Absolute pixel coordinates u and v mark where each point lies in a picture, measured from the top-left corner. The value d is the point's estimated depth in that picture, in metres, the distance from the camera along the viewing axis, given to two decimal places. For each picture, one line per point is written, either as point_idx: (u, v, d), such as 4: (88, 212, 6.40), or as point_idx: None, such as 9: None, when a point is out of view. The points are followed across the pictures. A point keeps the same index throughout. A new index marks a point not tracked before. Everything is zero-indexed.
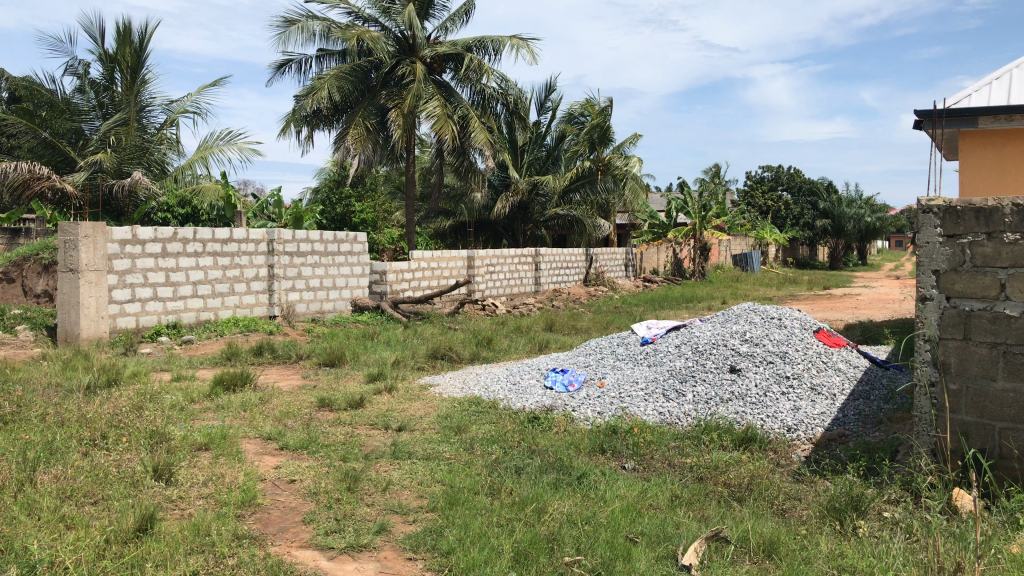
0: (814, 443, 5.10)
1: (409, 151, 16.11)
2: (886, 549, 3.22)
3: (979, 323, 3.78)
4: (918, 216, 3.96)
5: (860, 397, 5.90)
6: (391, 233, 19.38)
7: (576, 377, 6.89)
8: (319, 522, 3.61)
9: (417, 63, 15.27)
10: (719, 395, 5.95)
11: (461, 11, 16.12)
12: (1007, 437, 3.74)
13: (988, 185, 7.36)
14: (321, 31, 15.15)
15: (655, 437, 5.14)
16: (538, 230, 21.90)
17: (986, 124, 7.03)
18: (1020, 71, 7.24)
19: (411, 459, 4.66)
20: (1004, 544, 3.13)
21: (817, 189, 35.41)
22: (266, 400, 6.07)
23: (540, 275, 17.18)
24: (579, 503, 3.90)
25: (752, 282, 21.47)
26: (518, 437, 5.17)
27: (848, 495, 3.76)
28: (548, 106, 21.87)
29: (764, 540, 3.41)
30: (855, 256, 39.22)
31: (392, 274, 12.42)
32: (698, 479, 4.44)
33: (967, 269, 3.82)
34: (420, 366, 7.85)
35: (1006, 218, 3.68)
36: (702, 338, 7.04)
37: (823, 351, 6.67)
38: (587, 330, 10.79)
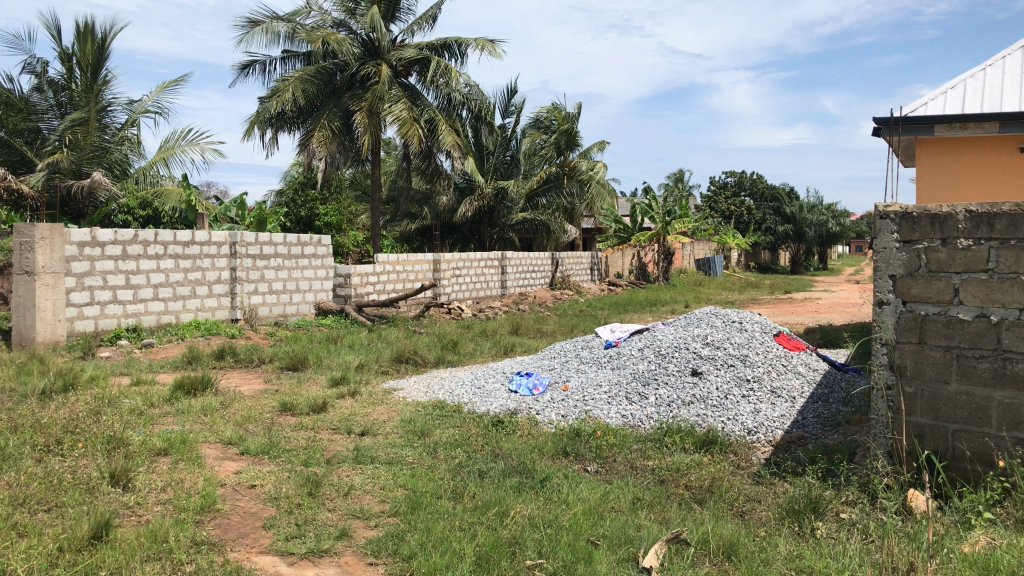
0: (773, 446, 5.16)
1: (375, 153, 16.05)
2: (842, 550, 3.27)
3: (934, 327, 3.86)
4: (875, 222, 4.03)
5: (818, 399, 5.99)
6: (357, 235, 19.30)
7: (540, 381, 6.90)
8: (279, 527, 3.58)
9: (382, 65, 15.21)
10: (681, 398, 6.00)
11: (427, 14, 16.11)
12: (960, 438, 3.82)
13: (942, 193, 7.53)
14: (286, 32, 15.05)
15: (618, 440, 5.17)
16: (505, 233, 21.92)
17: (942, 132, 7.23)
18: (974, 80, 7.41)
19: (374, 464, 4.64)
20: (956, 544, 3.18)
21: (779, 195, 35.97)
22: (227, 404, 6.01)
23: (506, 278, 17.18)
24: (542, 506, 3.91)
25: (716, 286, 21.67)
26: (481, 441, 5.17)
27: (807, 497, 3.82)
28: (513, 110, 21.92)
29: (724, 542, 3.45)
30: (817, 261, 39.82)
31: (357, 277, 12.36)
32: (659, 481, 4.48)
33: (922, 274, 3.89)
34: (384, 370, 7.82)
35: (960, 225, 3.76)
36: (665, 341, 7.10)
37: (783, 355, 6.77)
38: (553, 333, 10.82)
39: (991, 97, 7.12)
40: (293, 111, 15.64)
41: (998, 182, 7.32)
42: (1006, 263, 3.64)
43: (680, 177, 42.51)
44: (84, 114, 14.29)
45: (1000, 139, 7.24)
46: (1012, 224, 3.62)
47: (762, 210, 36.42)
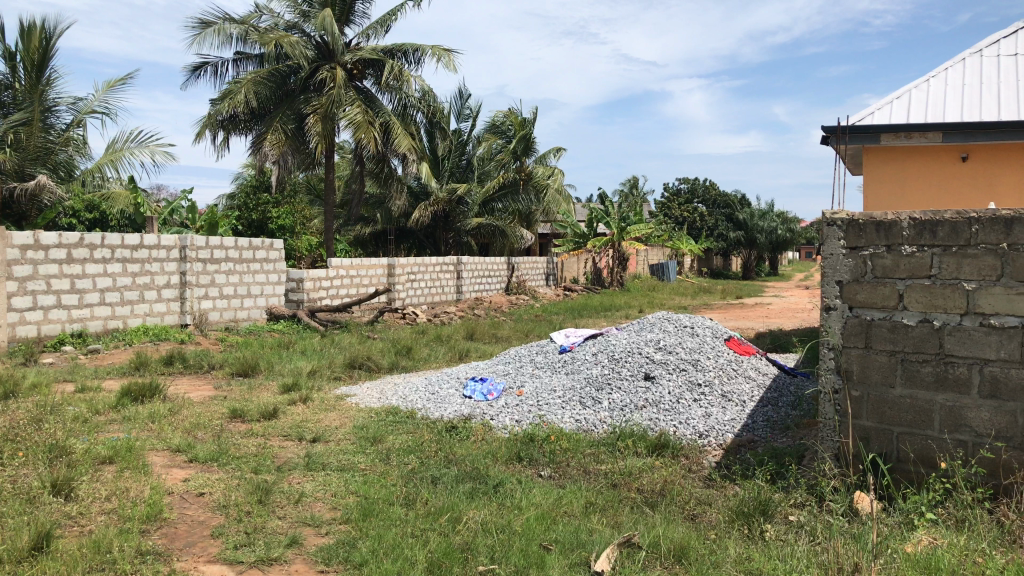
0: (724, 449, 5.23)
1: (329, 156, 15.92)
2: (790, 552, 3.31)
3: (880, 332, 3.94)
4: (823, 229, 4.10)
5: (768, 404, 6.08)
6: (311, 240, 19.12)
7: (494, 386, 6.90)
8: (228, 536, 3.53)
9: (337, 68, 15.11)
10: (634, 403, 6.04)
11: (382, 19, 16.05)
12: (904, 441, 3.90)
13: (888, 201, 7.66)
14: (239, 34, 14.87)
15: (572, 444, 5.19)
16: (461, 237, 21.88)
17: (888, 141, 7.39)
18: (919, 91, 7.60)
19: (325, 471, 4.60)
20: (899, 544, 3.25)
21: (731, 202, 36.63)
22: (175, 411, 5.91)
23: (462, 283, 17.16)
24: (495, 512, 3.91)
25: (669, 291, 21.88)
26: (435, 446, 5.16)
27: (756, 500, 3.88)
28: (468, 114, 21.92)
29: (675, 545, 3.47)
30: (768, 267, 40.43)
31: (309, 282, 12.22)
32: (612, 485, 4.50)
33: (868, 280, 3.97)
34: (337, 376, 7.76)
35: (904, 232, 3.84)
36: (618, 346, 7.15)
37: (734, 359, 6.87)
38: (508, 338, 10.83)
39: (935, 108, 7.31)
40: (246, 113, 15.47)
41: (942, 190, 7.50)
42: (948, 269, 3.73)
43: (635, 183, 42.90)
44: (28, 114, 13.92)
45: (944, 149, 7.43)
46: (953, 231, 3.71)
47: (715, 217, 37.09)
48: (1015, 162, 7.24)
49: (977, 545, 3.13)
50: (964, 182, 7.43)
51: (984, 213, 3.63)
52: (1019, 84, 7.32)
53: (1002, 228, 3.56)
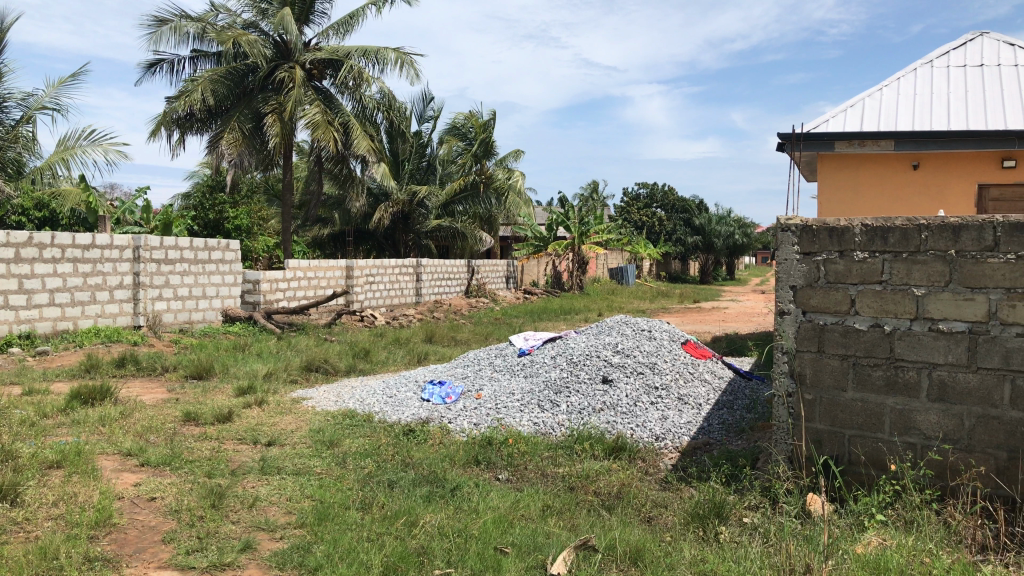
0: (680, 451, 5.28)
1: (287, 157, 15.76)
2: (744, 554, 3.35)
3: (832, 336, 4.01)
4: (777, 234, 4.16)
5: (724, 407, 6.16)
6: (268, 241, 18.91)
7: (453, 390, 6.88)
8: (179, 541, 3.47)
9: (296, 68, 14.97)
10: (592, 406, 6.07)
11: (343, 20, 15.94)
12: (855, 443, 3.97)
13: (841, 207, 7.77)
14: (196, 32, 14.67)
15: (529, 447, 5.19)
16: (421, 240, 21.81)
17: (842, 149, 7.53)
18: (872, 100, 7.75)
19: (280, 474, 4.54)
20: (850, 545, 3.30)
21: (689, 207, 37.05)
22: (127, 414, 5.79)
23: (421, 285, 17.09)
24: (452, 515, 3.90)
25: (628, 295, 22.00)
26: (392, 450, 5.12)
27: (711, 502, 3.91)
28: (429, 116, 21.87)
29: (631, 547, 3.49)
30: (726, 271, 40.89)
31: (266, 283, 12.10)
32: (569, 488, 4.52)
33: (821, 285, 4.03)
34: (293, 378, 7.67)
35: (856, 238, 3.91)
36: (577, 349, 7.18)
37: (690, 362, 6.93)
38: (467, 341, 10.81)
39: (888, 117, 7.48)
40: (202, 113, 15.25)
41: (894, 197, 7.63)
42: (898, 275, 3.80)
43: (596, 188, 43.12)
44: None
45: (896, 157, 7.58)
46: (904, 238, 3.78)
47: (674, 221, 37.48)
48: (964, 171, 7.42)
49: (925, 545, 3.19)
50: (915, 190, 7.58)
51: (934, 220, 3.71)
52: (969, 94, 7.51)
53: (950, 234, 3.65)
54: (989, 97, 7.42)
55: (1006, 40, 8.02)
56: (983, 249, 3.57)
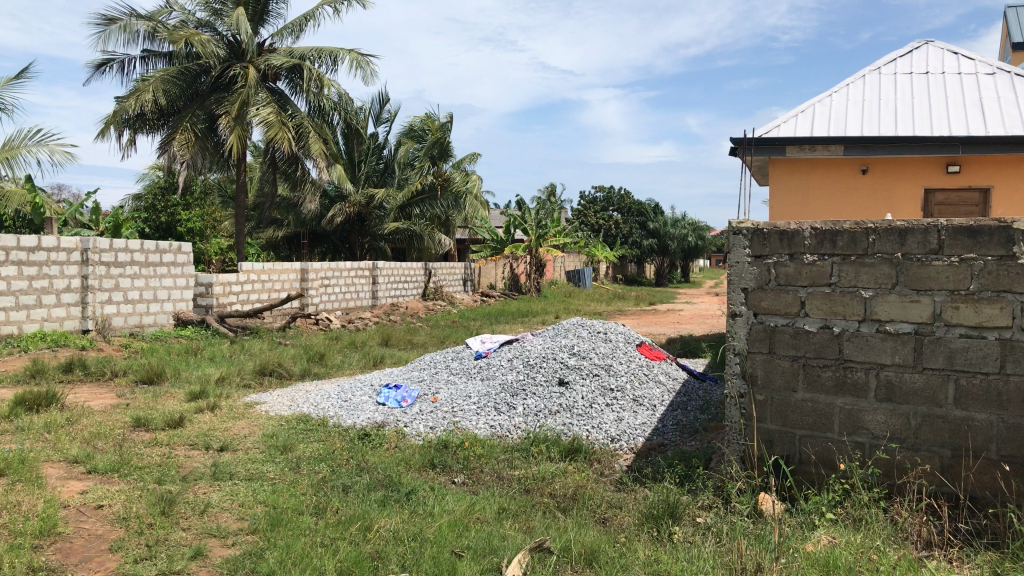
0: (635, 452, 5.33)
1: (241, 159, 15.57)
2: (697, 554, 3.37)
3: (783, 338, 4.07)
4: (728, 238, 4.21)
5: (678, 408, 6.23)
6: (221, 243, 18.65)
7: (409, 393, 6.85)
8: (128, 549, 3.40)
9: (249, 68, 14.81)
10: (548, 408, 6.08)
11: (298, 20, 15.81)
12: (806, 443, 4.03)
13: (793, 211, 7.88)
14: (147, 31, 14.43)
15: (486, 450, 5.19)
16: (377, 243, 21.69)
17: (794, 153, 7.65)
18: (822, 105, 7.90)
19: (232, 480, 4.48)
20: (800, 544, 3.34)
21: (645, 210, 37.43)
22: (73, 421, 5.67)
23: (377, 288, 17.00)
24: (407, 519, 3.88)
25: (585, 298, 22.12)
26: (347, 454, 5.09)
27: (665, 503, 3.95)
28: (386, 118, 21.79)
29: (585, 549, 3.51)
30: (681, 273, 41.28)
31: (219, 287, 11.93)
32: (524, 490, 4.52)
33: (772, 287, 4.10)
34: (246, 383, 7.57)
35: (805, 241, 3.98)
36: (533, 352, 7.20)
37: (645, 364, 7.00)
38: (424, 344, 10.79)
39: (838, 122, 7.63)
40: (154, 113, 15.00)
41: (843, 201, 7.76)
42: (847, 278, 3.87)
43: (552, 191, 43.29)
44: None
45: (845, 161, 7.71)
46: (852, 241, 3.85)
47: (629, 224, 37.79)
48: (910, 176, 7.60)
49: (873, 543, 3.25)
50: (863, 194, 7.73)
51: (881, 223, 3.78)
52: (915, 99, 7.72)
53: (897, 238, 3.72)
54: (935, 102, 7.63)
55: (950, 49, 8.27)
56: (928, 252, 3.65)
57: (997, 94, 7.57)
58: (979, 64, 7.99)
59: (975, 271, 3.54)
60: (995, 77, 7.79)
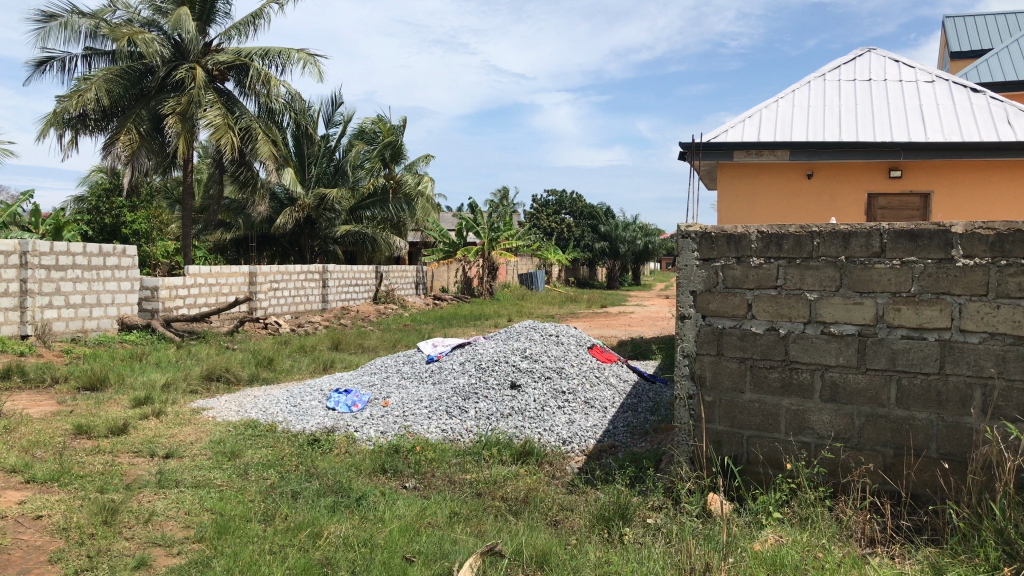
0: (586, 455, 5.35)
1: (187, 160, 15.30)
2: (648, 555, 3.40)
3: (730, 339, 4.12)
4: (677, 241, 4.26)
5: (628, 409, 6.28)
6: (167, 246, 18.29)
7: (359, 397, 6.79)
8: (68, 561, 3.31)
9: (196, 69, 14.55)
10: (499, 411, 6.08)
11: (245, 20, 15.60)
12: (754, 442, 4.09)
13: (741, 215, 7.99)
14: (89, 29, 14.09)
15: (437, 454, 5.17)
16: (328, 246, 21.51)
17: (741, 158, 7.78)
18: (768, 111, 8.05)
19: (178, 488, 4.40)
20: (748, 543, 3.39)
21: (596, 214, 37.70)
22: (11, 429, 5.51)
23: (328, 292, 16.86)
24: (357, 525, 3.85)
25: (538, 301, 22.19)
26: (296, 460, 5.02)
27: (615, 504, 3.97)
28: (337, 121, 21.63)
29: (537, 552, 3.51)
30: (631, 276, 41.57)
31: (165, 290, 11.73)
32: (476, 494, 4.51)
33: (720, 290, 4.15)
34: (193, 389, 7.43)
35: (752, 244, 4.04)
36: (485, 355, 7.20)
37: (596, 366, 7.05)
38: (375, 348, 10.71)
39: (783, 128, 7.78)
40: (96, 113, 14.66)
41: (790, 205, 7.88)
42: (792, 281, 3.94)
43: (505, 195, 43.26)
44: None
45: (791, 166, 7.85)
46: (797, 244, 3.92)
47: (581, 228, 37.97)
48: (855, 181, 7.75)
49: (818, 542, 3.31)
50: (809, 198, 7.86)
51: (825, 227, 3.85)
52: (858, 105, 7.89)
53: (840, 241, 3.80)
54: (878, 109, 7.81)
55: (892, 57, 8.48)
56: (870, 255, 3.73)
57: (937, 101, 7.78)
58: (920, 72, 8.21)
59: (916, 273, 3.62)
60: (934, 85, 8.01)
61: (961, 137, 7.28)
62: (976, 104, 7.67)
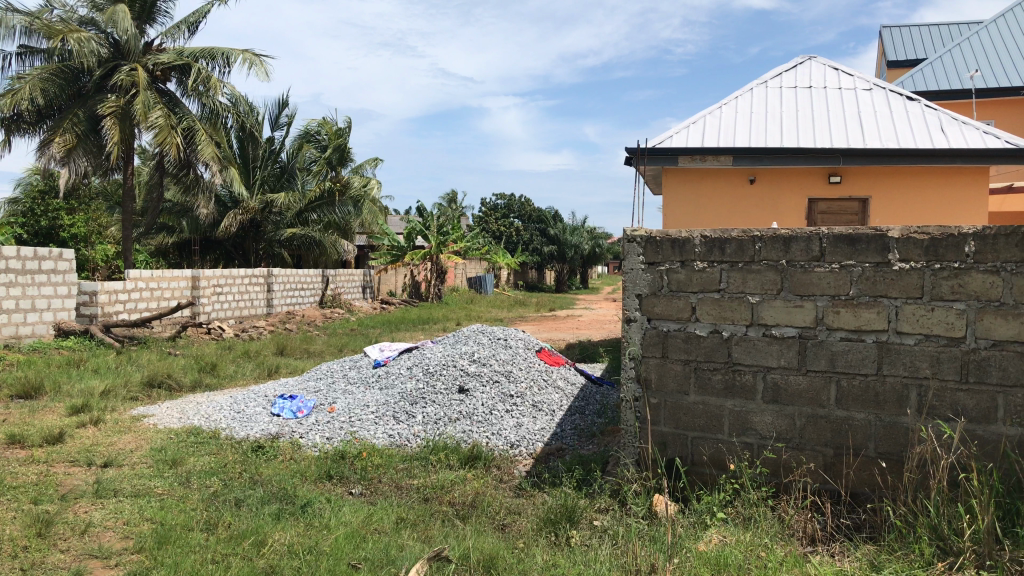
0: (534, 458, 5.37)
1: (127, 162, 14.97)
2: (595, 556, 3.42)
3: (675, 342, 4.17)
4: (623, 245, 4.30)
5: (576, 412, 6.32)
6: (106, 249, 17.83)
7: (304, 403, 6.72)
8: None
9: (137, 69, 14.25)
10: (447, 416, 6.06)
11: (188, 20, 15.32)
12: (699, 443, 4.14)
13: (685, 220, 8.10)
14: (23, 26, 13.66)
15: (384, 460, 5.14)
16: (273, 248, 21.22)
17: (685, 163, 7.88)
18: (713, 117, 8.18)
19: (117, 497, 4.29)
20: (693, 543, 3.42)
21: (545, 218, 37.81)
22: None
23: (273, 296, 16.64)
24: (302, 532, 3.80)
25: (486, 305, 22.17)
26: (240, 467, 4.94)
27: (563, 507, 4.00)
28: (283, 122, 21.37)
29: (484, 556, 3.50)
30: (580, 280, 41.73)
31: (104, 295, 11.45)
32: (423, 499, 4.49)
33: (664, 293, 4.20)
34: (133, 396, 7.26)
35: (696, 248, 4.10)
36: (433, 359, 7.17)
37: (544, 369, 7.08)
38: (321, 353, 10.60)
39: (726, 134, 7.91)
40: (31, 113, 14.27)
41: (733, 210, 8.02)
42: (734, 284, 4.01)
43: (453, 199, 43.16)
44: None
45: (734, 172, 7.98)
46: (740, 248, 3.99)
47: (529, 231, 38.05)
48: (796, 187, 7.91)
49: (761, 541, 3.36)
50: (752, 203, 8.00)
51: (766, 231, 3.93)
52: (799, 112, 8.07)
53: (781, 246, 3.88)
54: (819, 115, 7.99)
55: (831, 65, 8.68)
56: (811, 259, 3.81)
57: (874, 108, 7.99)
58: (858, 80, 8.42)
59: (854, 276, 3.71)
60: (872, 92, 8.22)
61: (898, 144, 7.49)
62: (912, 111, 7.90)
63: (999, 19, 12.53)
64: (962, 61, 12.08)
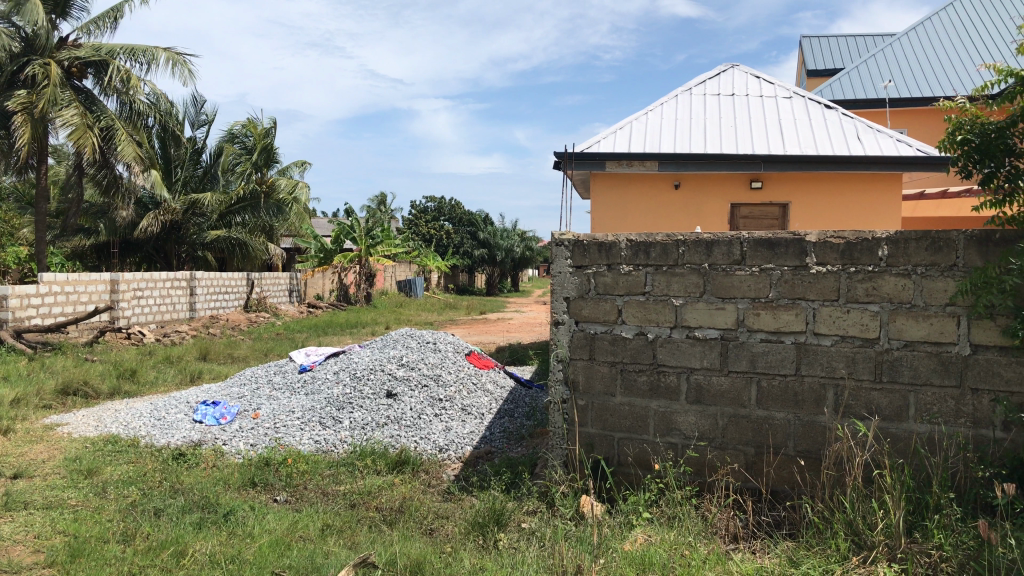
0: (462, 461, 5.37)
1: (40, 161, 14.44)
2: (522, 559, 3.42)
3: (602, 344, 4.23)
4: (551, 249, 4.35)
5: (504, 416, 6.33)
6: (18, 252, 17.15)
7: (228, 410, 6.57)
8: None
9: (50, 64, 13.73)
10: (375, 421, 6.00)
11: (107, 15, 14.87)
12: (625, 444, 4.20)
13: (612, 223, 8.20)
14: None
15: (310, 466, 5.05)
16: (196, 251, 20.71)
17: (612, 168, 7.96)
18: (639, 123, 8.31)
19: (27, 510, 4.13)
20: (618, 543, 3.46)
21: (475, 221, 37.81)
22: None
23: (195, 299, 16.23)
24: (224, 541, 3.72)
25: (417, 308, 22.02)
26: (160, 476, 4.81)
27: (490, 510, 4.00)
28: (203, 120, 20.92)
29: (410, 561, 3.47)
30: (510, 282, 41.77)
31: (15, 300, 10.99)
32: (350, 505, 4.44)
33: (591, 296, 4.25)
34: (46, 404, 7.02)
35: (621, 252, 4.16)
36: (360, 364, 7.10)
37: (473, 372, 7.09)
38: (246, 359, 10.38)
39: (652, 140, 8.04)
40: None
41: (659, 214, 8.15)
42: (659, 287, 4.07)
43: (382, 201, 42.76)
44: None
45: (660, 177, 8.11)
46: (664, 252, 4.06)
47: (460, 234, 37.94)
48: (718, 192, 8.08)
49: (684, 539, 3.42)
50: (677, 208, 8.14)
51: (690, 235, 4.00)
52: (723, 118, 8.24)
53: (704, 249, 3.96)
54: (741, 122, 8.18)
55: (753, 73, 8.90)
56: (732, 262, 3.90)
57: (794, 116, 8.22)
58: (778, 89, 8.66)
59: (774, 280, 3.81)
60: (792, 100, 8.46)
61: (816, 151, 7.71)
62: (830, 120, 8.14)
63: (912, 32, 13.04)
64: (877, 72, 12.51)
